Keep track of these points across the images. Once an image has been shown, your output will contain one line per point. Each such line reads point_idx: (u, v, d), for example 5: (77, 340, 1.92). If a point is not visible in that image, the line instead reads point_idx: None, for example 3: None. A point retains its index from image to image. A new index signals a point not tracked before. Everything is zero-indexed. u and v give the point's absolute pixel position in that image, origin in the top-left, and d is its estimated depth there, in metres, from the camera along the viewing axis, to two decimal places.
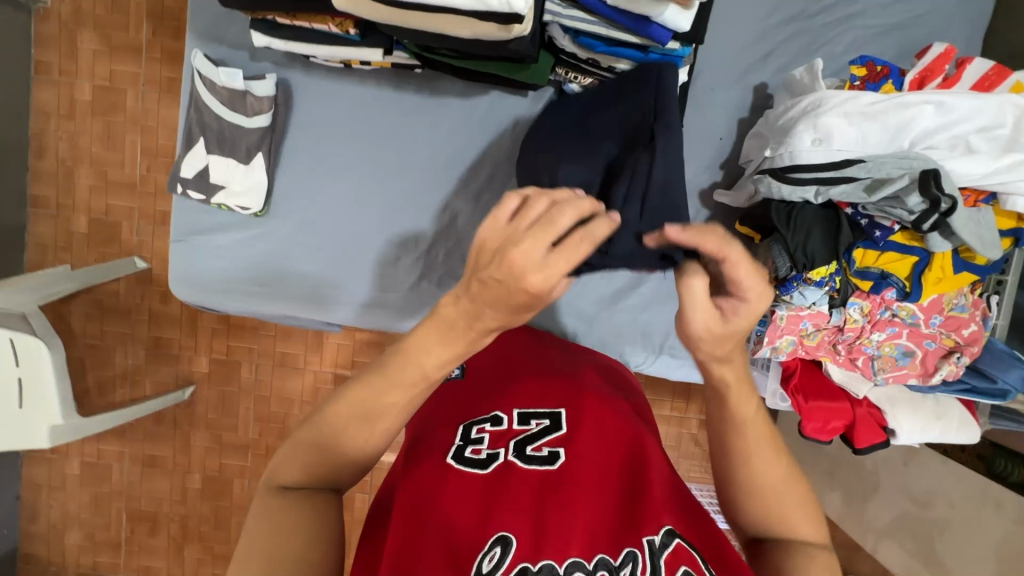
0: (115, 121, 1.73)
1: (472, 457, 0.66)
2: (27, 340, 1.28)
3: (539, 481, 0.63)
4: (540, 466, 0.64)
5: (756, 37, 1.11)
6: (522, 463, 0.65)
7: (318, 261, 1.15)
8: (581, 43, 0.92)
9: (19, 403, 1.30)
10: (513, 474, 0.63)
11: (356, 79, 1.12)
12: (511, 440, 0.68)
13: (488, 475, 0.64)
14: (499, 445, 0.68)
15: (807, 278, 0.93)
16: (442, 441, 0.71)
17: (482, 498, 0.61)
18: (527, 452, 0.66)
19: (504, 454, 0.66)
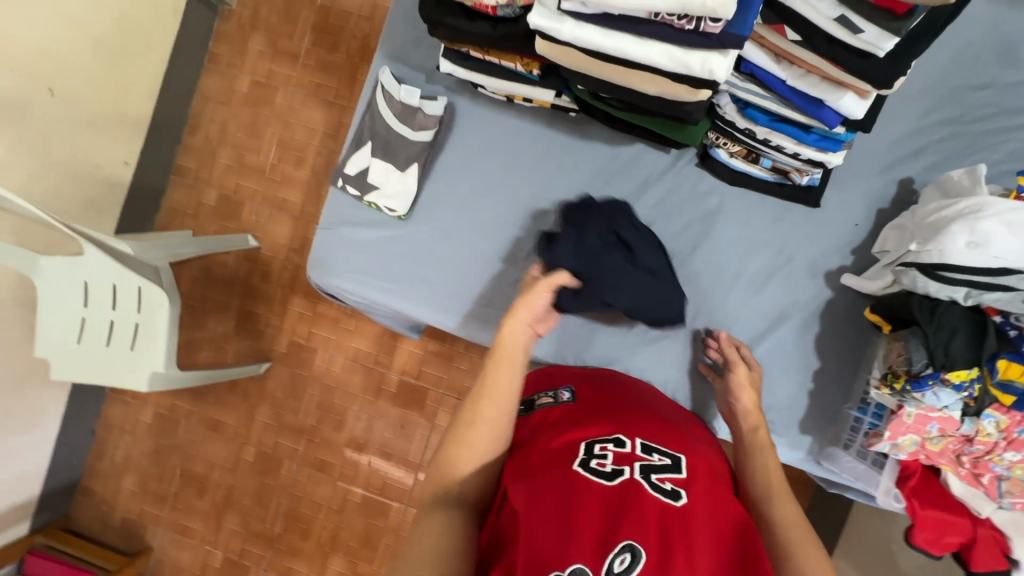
0: (262, 113, 1.93)
1: (597, 467, 0.70)
2: (152, 290, 1.39)
3: (665, 510, 0.65)
4: (665, 496, 0.67)
5: (908, 133, 1.13)
6: (649, 488, 0.68)
7: (441, 268, 1.22)
8: (747, 114, 0.98)
9: (132, 344, 1.39)
10: (641, 494, 0.66)
11: (514, 113, 1.22)
12: (636, 463, 0.71)
13: (614, 488, 0.67)
14: (624, 463, 0.71)
15: (945, 379, 0.90)
16: (566, 449, 0.74)
17: (610, 508, 0.65)
18: (654, 480, 0.69)
19: (630, 473, 0.69)
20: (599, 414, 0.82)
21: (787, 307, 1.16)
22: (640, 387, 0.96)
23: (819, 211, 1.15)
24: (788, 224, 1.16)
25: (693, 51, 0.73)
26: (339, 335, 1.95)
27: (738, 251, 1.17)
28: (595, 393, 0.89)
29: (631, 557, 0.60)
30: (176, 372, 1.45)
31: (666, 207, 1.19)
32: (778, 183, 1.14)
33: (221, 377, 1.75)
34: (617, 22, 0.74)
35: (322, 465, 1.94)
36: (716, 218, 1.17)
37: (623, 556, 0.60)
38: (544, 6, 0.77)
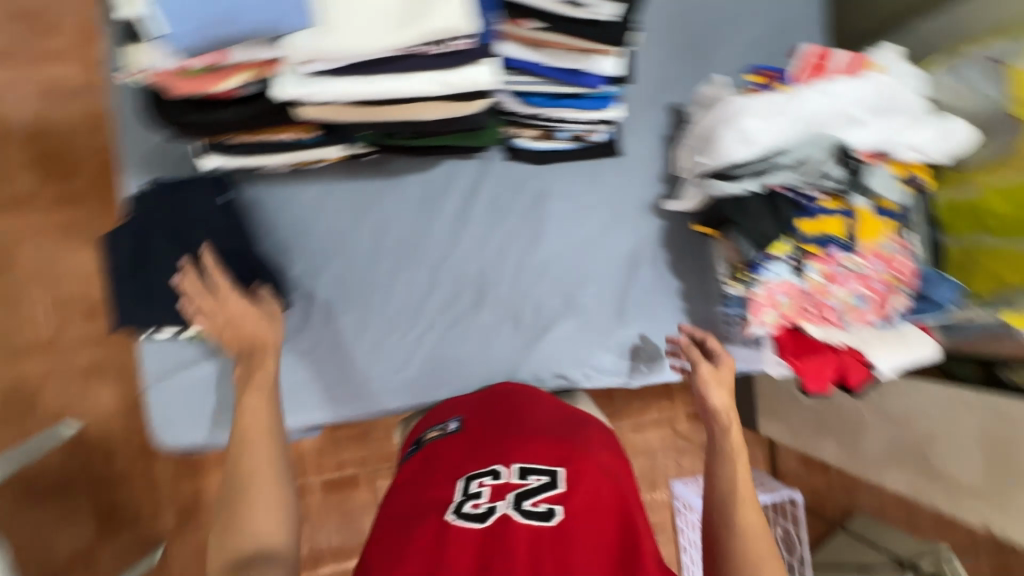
0: (6, 280, 1.52)
1: (473, 510, 0.77)
2: None
3: (536, 535, 0.73)
4: (537, 520, 0.75)
5: (658, 66, 1.27)
6: (521, 517, 0.75)
7: (312, 366, 1.13)
8: (527, 103, 1.02)
9: None
10: (512, 526, 0.74)
11: (311, 177, 1.12)
12: (510, 493, 0.79)
13: (487, 527, 0.74)
14: (497, 499, 0.78)
15: (770, 256, 1.07)
16: (445, 492, 0.81)
17: (481, 549, 0.72)
18: (525, 507, 0.76)
19: (502, 506, 0.77)
20: (481, 446, 0.88)
21: (637, 248, 1.26)
22: (524, 394, 1.03)
23: (625, 157, 1.26)
24: (606, 178, 1.25)
25: (451, 71, 0.73)
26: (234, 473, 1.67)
27: (574, 220, 1.23)
28: (483, 423, 0.93)
29: None
30: None
31: (497, 209, 1.20)
32: (581, 148, 1.20)
33: None
34: (364, 69, 0.71)
35: None
36: (545, 200, 1.22)
37: None
38: (288, 75, 0.71)
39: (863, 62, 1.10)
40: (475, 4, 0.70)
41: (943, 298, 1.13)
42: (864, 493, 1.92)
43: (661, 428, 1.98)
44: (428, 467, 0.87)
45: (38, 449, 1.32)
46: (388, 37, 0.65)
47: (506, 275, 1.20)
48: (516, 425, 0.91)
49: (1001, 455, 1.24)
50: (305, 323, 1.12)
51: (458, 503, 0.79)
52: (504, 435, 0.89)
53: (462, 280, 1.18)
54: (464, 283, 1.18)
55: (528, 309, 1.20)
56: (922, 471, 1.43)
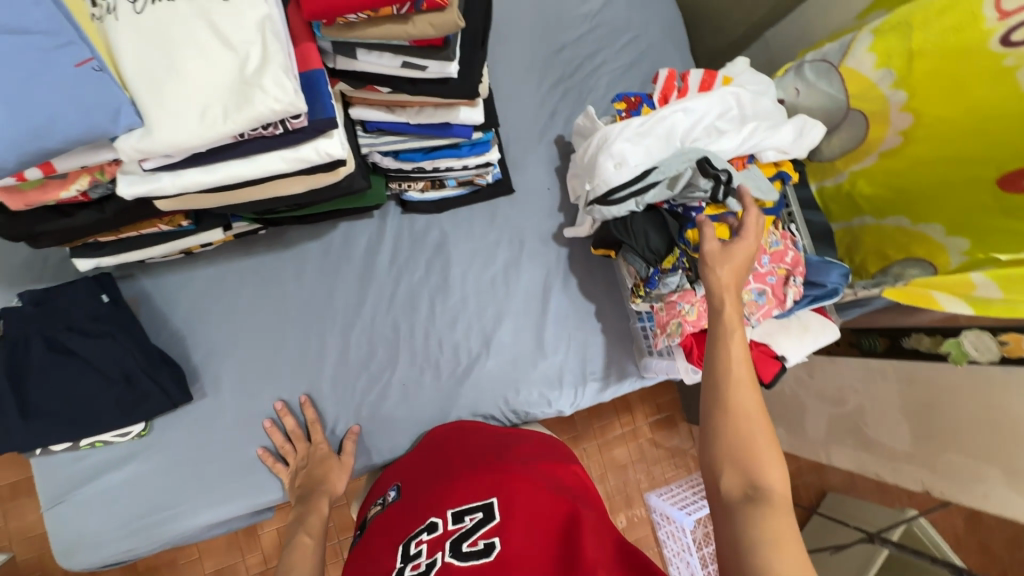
0: None
1: (413, 573, 0.71)
2: None
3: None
4: (477, 560, 0.69)
5: (538, 104, 1.33)
6: (460, 563, 0.69)
7: (222, 456, 1.07)
8: (403, 159, 1.05)
9: None
10: None
11: (203, 262, 1.11)
12: (447, 542, 0.72)
13: None
14: (436, 551, 0.72)
15: (663, 269, 1.12)
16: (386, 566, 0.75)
17: None
18: (463, 550, 0.70)
19: (441, 558, 0.71)
20: (415, 506, 0.83)
21: (546, 277, 1.29)
22: (457, 436, 1.00)
23: (519, 193, 1.30)
24: (504, 216, 1.28)
25: (301, 145, 0.74)
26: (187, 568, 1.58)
27: (480, 262, 1.25)
28: (419, 478, 0.90)
29: None
30: None
31: (400, 263, 1.21)
32: (473, 191, 1.24)
33: None
34: (211, 156, 0.72)
35: None
36: (447, 247, 1.24)
37: None
38: (130, 173, 0.72)
39: (716, 78, 1.19)
40: (315, 81, 0.74)
41: (837, 281, 1.18)
42: (829, 473, 1.95)
43: (627, 444, 1.94)
44: (369, 549, 0.81)
45: None
46: (220, 125, 0.66)
47: (419, 326, 1.20)
48: (450, 471, 0.87)
49: (920, 419, 1.27)
50: (211, 412, 1.08)
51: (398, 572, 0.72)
52: (440, 482, 0.85)
53: (373, 339, 1.17)
54: (376, 342, 1.17)
55: (446, 356, 1.20)
56: (862, 444, 1.46)
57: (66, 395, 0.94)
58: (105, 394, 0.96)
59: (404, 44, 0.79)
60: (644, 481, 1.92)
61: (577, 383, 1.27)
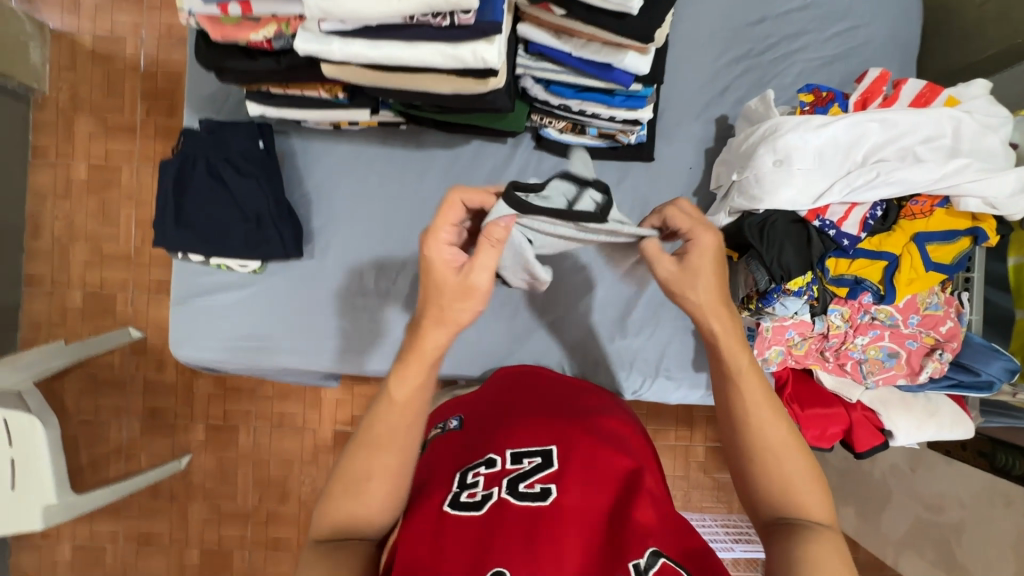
0: (111, 197, 1.78)
1: (468, 499, 0.76)
2: (21, 418, 1.28)
3: (532, 514, 0.72)
4: (533, 500, 0.74)
5: (712, 75, 1.21)
6: (516, 500, 0.74)
7: (312, 313, 1.19)
8: (553, 91, 1.01)
9: (12, 484, 1.27)
10: (507, 509, 0.73)
11: (346, 139, 1.19)
12: (504, 479, 0.78)
13: (484, 514, 0.73)
14: (493, 485, 0.77)
15: (786, 289, 0.98)
16: (443, 486, 0.80)
17: (478, 539, 0.70)
18: (520, 489, 0.75)
19: (498, 492, 0.76)
20: (475, 438, 0.89)
21: None
22: (522, 382, 1.04)
23: (657, 163, 1.21)
24: (633, 182, 1.21)
25: (461, 44, 0.75)
26: (262, 404, 1.89)
27: None
28: (478, 415, 0.95)
29: None
30: (74, 498, 1.34)
31: None
32: (610, 146, 1.18)
33: (137, 486, 1.62)
34: (379, 32, 0.75)
35: (276, 542, 1.89)
36: None
37: None
38: (308, 32, 0.77)
39: (938, 95, 0.99)
40: None
41: (996, 375, 0.98)
42: None
43: (674, 456, 1.85)
44: (426, 470, 0.86)
45: (100, 347, 1.54)
46: (395, 2, 0.69)
47: None
48: (510, 413, 0.92)
49: None
50: (314, 274, 1.19)
51: (453, 494, 0.77)
52: (499, 424, 0.90)
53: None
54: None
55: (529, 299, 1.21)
56: (944, 564, 1.30)
57: (212, 216, 1.09)
58: (239, 227, 1.09)
59: None
60: (678, 498, 1.84)
61: (646, 375, 1.22)
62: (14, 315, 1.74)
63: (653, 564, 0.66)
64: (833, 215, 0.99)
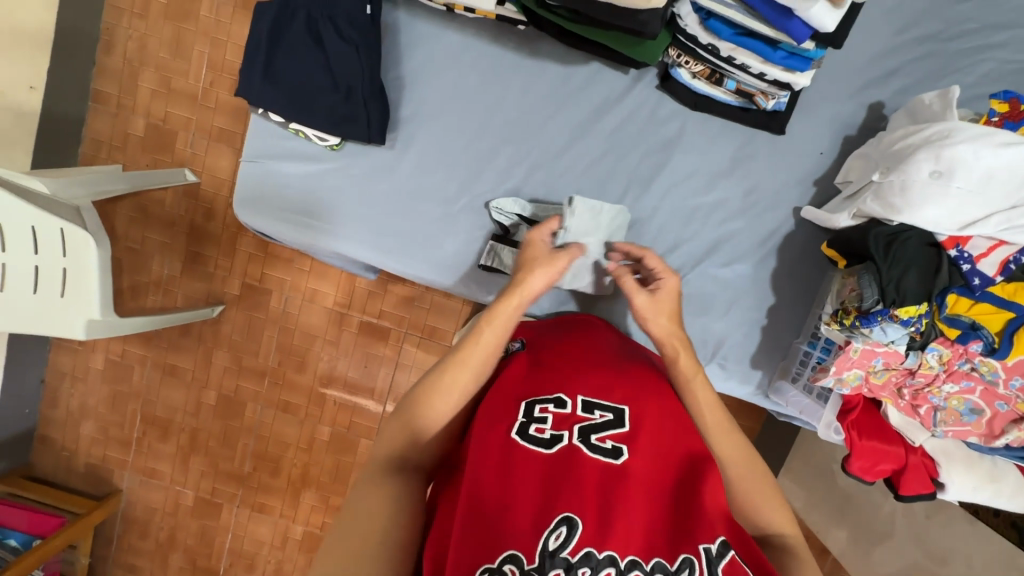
0: (186, 29, 1.68)
1: (537, 435, 0.73)
2: (77, 232, 1.21)
3: (604, 472, 0.69)
4: (605, 456, 0.71)
5: (883, 52, 1.04)
6: (588, 451, 0.71)
7: (379, 208, 1.13)
8: (709, 27, 0.90)
9: (60, 292, 1.20)
10: (579, 458, 0.70)
11: (455, 27, 1.08)
12: (575, 426, 0.74)
13: (553, 455, 0.70)
14: (563, 429, 0.74)
15: (893, 315, 0.88)
16: (507, 413, 0.76)
17: (546, 479, 0.68)
18: (593, 441, 0.72)
19: (569, 438, 0.72)
20: (542, 371, 0.84)
21: (748, 242, 1.12)
22: (593, 332, 0.98)
23: (785, 139, 1.08)
24: (751, 154, 1.09)
25: None
26: (294, 275, 1.82)
27: (699, 184, 1.10)
28: (542, 349, 0.90)
29: (567, 529, 0.62)
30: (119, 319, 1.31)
31: (623, 135, 1.10)
32: (742, 108, 1.04)
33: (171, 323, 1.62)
34: None
35: (287, 406, 1.87)
36: (675, 148, 1.09)
37: (559, 530, 0.62)
38: None
39: None
40: None
41: None
42: None
43: None
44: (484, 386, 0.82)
45: (157, 180, 1.49)
46: None
47: (604, 200, 1.11)
48: (578, 359, 0.87)
49: None
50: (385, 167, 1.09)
51: (522, 425, 0.74)
52: (568, 365, 0.85)
53: (536, 214, 1.09)
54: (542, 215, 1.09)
55: None
56: None
57: (300, 76, 1.01)
58: (326, 95, 1.01)
59: None
60: None
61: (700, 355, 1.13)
62: (77, 128, 1.69)
63: (723, 555, 0.63)
64: (974, 247, 0.89)
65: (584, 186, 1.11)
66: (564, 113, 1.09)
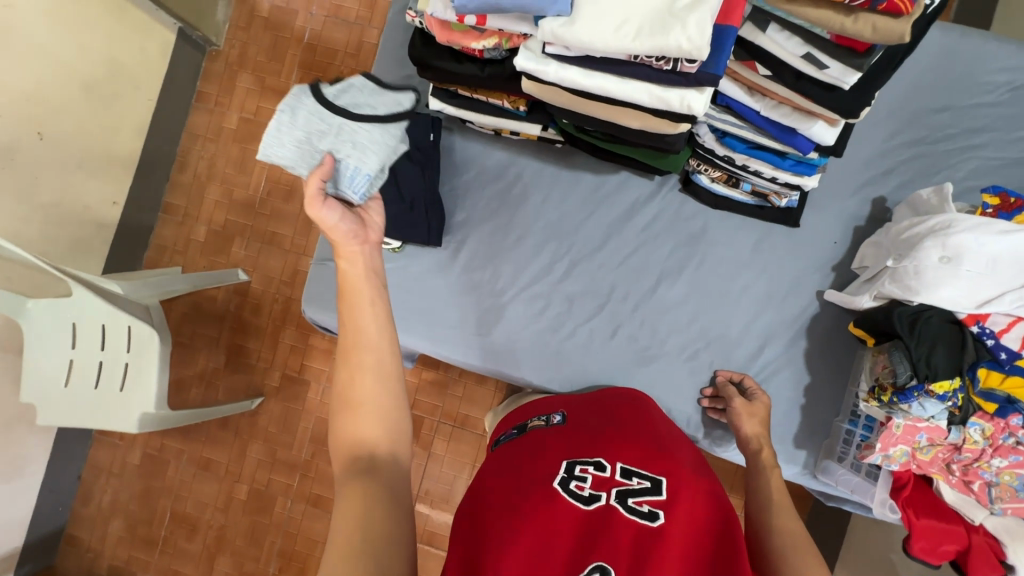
0: (251, 149, 1.92)
1: (576, 491, 0.76)
2: (143, 329, 1.32)
3: (638, 533, 0.70)
4: (641, 518, 0.72)
5: (879, 154, 1.19)
6: (624, 511, 0.73)
7: (435, 301, 1.24)
8: (725, 143, 1.03)
9: (120, 385, 1.30)
10: (614, 517, 0.72)
11: (501, 146, 1.26)
12: (613, 488, 0.77)
13: (590, 511, 0.73)
14: (601, 489, 0.76)
15: (929, 390, 0.93)
16: (550, 467, 0.81)
17: (581, 532, 0.70)
18: (629, 503, 0.74)
19: (606, 498, 0.75)
20: (584, 440, 0.87)
21: (777, 325, 1.19)
22: (628, 409, 1.00)
23: (800, 231, 1.20)
24: (771, 245, 1.20)
25: (672, 89, 0.78)
26: (332, 366, 1.89)
27: (724, 273, 1.21)
28: (583, 422, 0.94)
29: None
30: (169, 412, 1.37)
31: (651, 233, 1.23)
32: (757, 205, 1.18)
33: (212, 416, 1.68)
34: (598, 64, 0.79)
35: (317, 500, 1.86)
36: (701, 243, 1.21)
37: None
38: (530, 50, 0.82)
39: None
40: (725, 35, 0.73)
41: None
42: None
43: None
44: (530, 450, 0.88)
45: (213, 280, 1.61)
46: (629, 42, 0.72)
47: (640, 289, 1.22)
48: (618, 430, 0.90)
49: None
50: (373, 142, 1.04)
51: (562, 479, 0.78)
52: (608, 434, 0.88)
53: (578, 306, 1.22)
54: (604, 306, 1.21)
55: (633, 336, 1.21)
56: None
57: None
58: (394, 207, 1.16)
59: (821, 36, 0.74)
60: None
61: None
62: (146, 235, 1.87)
63: None
64: (994, 324, 0.96)
65: (619, 275, 1.22)
66: (599, 214, 1.24)
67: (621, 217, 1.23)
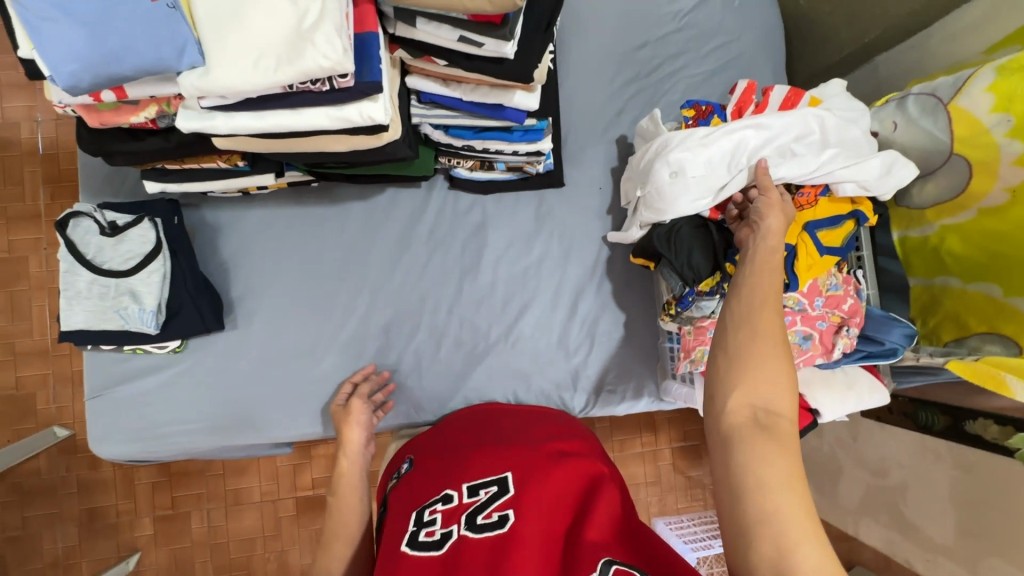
0: (19, 290, 1.56)
1: (427, 539, 0.68)
2: None
3: (489, 547, 0.64)
4: (491, 530, 0.66)
5: (608, 99, 1.29)
6: (475, 534, 0.66)
7: (241, 385, 1.14)
8: (454, 134, 1.03)
9: None
10: (466, 546, 0.65)
11: (257, 204, 1.18)
12: (462, 515, 0.70)
13: (442, 554, 0.65)
14: (451, 522, 0.69)
15: (699, 291, 1.06)
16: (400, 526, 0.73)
17: None
18: (478, 521, 0.68)
19: (457, 530, 0.68)
20: (433, 479, 0.81)
21: (581, 278, 1.25)
22: (476, 422, 0.96)
23: (568, 188, 1.26)
24: (548, 209, 1.25)
25: (346, 105, 0.76)
26: (211, 487, 1.62)
27: (517, 249, 1.24)
28: (433, 456, 0.88)
29: None
30: None
31: (437, 237, 1.22)
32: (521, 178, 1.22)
33: None
34: (261, 103, 0.75)
35: None
36: (485, 230, 1.23)
37: None
38: (188, 109, 0.76)
39: (803, 97, 1.08)
40: (368, 42, 0.75)
41: (898, 342, 1.07)
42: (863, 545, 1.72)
43: (647, 463, 1.77)
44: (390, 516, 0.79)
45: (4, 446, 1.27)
46: (272, 74, 0.69)
47: (446, 292, 1.21)
48: (466, 448, 0.85)
49: (970, 516, 1.10)
50: (145, 278, 1.04)
51: (411, 535, 0.70)
52: (455, 459, 0.82)
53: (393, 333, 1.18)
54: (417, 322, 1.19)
55: (457, 339, 1.20)
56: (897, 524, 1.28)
57: None
58: None
59: (462, 19, 0.77)
60: (653, 505, 1.76)
61: (588, 394, 1.23)
62: None
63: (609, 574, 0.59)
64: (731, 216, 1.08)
65: (421, 287, 1.21)
66: (379, 236, 1.21)
67: (403, 232, 1.21)
